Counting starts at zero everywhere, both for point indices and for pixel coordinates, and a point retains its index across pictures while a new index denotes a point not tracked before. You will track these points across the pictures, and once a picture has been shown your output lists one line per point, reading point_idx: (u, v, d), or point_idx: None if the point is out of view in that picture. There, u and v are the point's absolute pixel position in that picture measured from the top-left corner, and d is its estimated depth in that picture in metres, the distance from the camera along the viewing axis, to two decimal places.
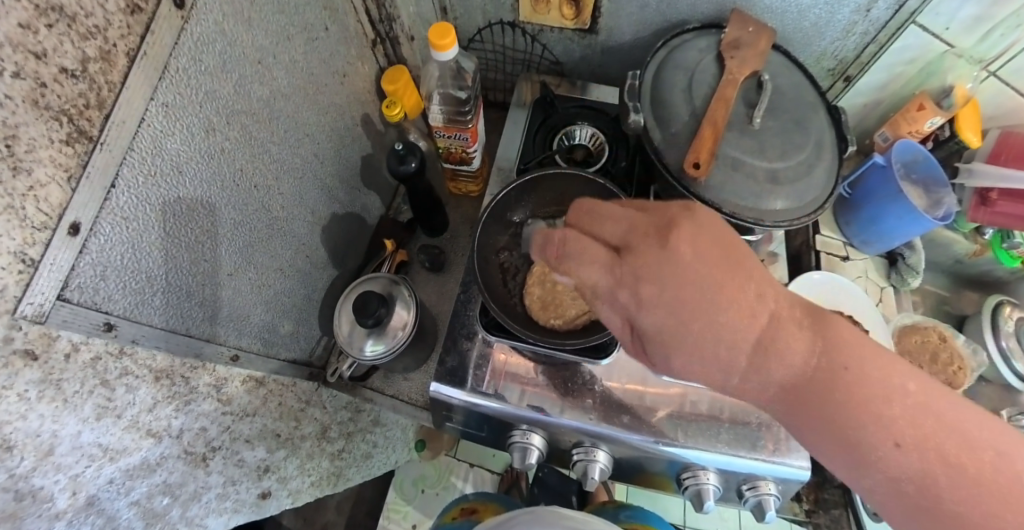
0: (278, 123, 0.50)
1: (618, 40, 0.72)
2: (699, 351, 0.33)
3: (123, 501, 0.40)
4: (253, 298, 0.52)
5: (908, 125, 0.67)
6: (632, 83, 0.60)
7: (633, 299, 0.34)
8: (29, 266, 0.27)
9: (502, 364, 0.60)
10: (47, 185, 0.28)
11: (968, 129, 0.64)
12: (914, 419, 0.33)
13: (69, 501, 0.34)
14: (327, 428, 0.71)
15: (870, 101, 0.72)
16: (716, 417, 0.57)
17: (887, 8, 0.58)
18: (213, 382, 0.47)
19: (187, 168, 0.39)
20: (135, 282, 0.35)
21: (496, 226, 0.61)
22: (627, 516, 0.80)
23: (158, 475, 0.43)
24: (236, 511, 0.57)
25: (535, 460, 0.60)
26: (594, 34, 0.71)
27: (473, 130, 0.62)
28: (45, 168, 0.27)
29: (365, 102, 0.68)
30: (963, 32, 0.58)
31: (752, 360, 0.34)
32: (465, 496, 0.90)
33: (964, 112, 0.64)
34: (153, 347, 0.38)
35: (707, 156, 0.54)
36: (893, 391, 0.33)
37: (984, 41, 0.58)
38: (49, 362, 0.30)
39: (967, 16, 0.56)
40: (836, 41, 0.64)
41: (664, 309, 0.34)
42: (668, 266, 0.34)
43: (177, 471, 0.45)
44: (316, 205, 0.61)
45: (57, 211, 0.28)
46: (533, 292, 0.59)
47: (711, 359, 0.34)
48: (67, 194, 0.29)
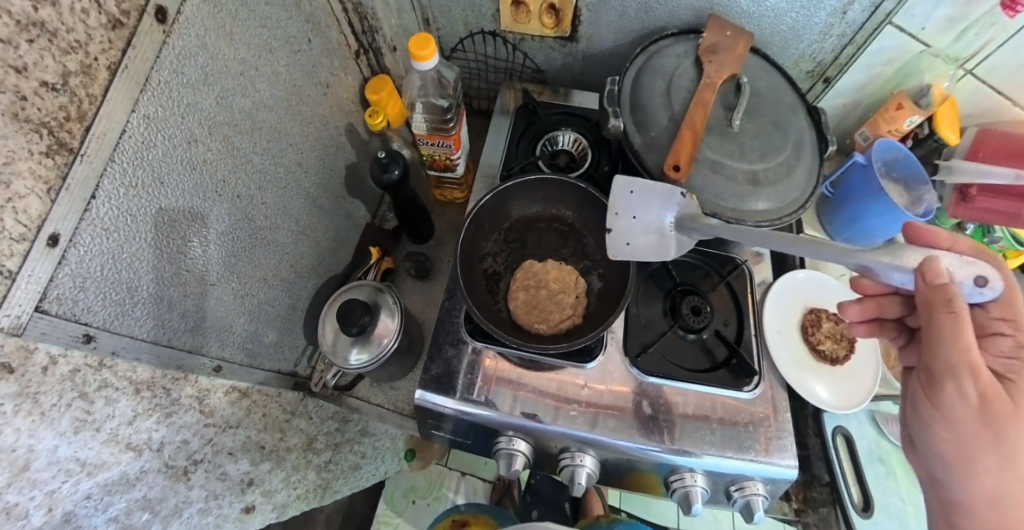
0: (261, 133, 0.50)
1: (598, 48, 0.73)
2: (952, 407, 0.44)
3: (100, 517, 0.39)
4: (236, 308, 0.52)
5: (888, 124, 0.69)
6: (611, 89, 0.60)
7: (960, 330, 0.42)
8: (6, 277, 0.27)
9: (492, 369, 0.60)
10: (26, 196, 0.28)
11: (946, 126, 0.66)
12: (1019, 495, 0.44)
13: (44, 517, 0.34)
14: (314, 439, 0.71)
15: (850, 101, 0.74)
16: (699, 418, 0.59)
17: (862, 10, 0.60)
18: (196, 393, 0.47)
19: (169, 178, 0.38)
20: (116, 293, 0.35)
21: (481, 231, 0.62)
22: None
23: (136, 491, 0.42)
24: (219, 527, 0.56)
25: (520, 468, 0.60)
26: (574, 42, 0.73)
27: (456, 138, 0.62)
28: (24, 181, 0.27)
29: (349, 112, 0.68)
30: (938, 33, 0.61)
31: (994, 434, 0.43)
32: (455, 506, 0.91)
33: (942, 110, 0.66)
34: (133, 359, 0.38)
35: (686, 161, 0.56)
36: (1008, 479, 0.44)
37: (959, 41, 0.61)
38: (26, 375, 0.30)
39: (942, 16, 0.59)
40: (813, 44, 0.67)
41: (947, 365, 0.43)
42: (943, 340, 0.42)
43: (158, 486, 0.44)
44: (300, 214, 0.61)
45: (36, 223, 0.28)
46: (518, 297, 0.60)
47: (1001, 402, 0.43)
48: (46, 206, 0.29)
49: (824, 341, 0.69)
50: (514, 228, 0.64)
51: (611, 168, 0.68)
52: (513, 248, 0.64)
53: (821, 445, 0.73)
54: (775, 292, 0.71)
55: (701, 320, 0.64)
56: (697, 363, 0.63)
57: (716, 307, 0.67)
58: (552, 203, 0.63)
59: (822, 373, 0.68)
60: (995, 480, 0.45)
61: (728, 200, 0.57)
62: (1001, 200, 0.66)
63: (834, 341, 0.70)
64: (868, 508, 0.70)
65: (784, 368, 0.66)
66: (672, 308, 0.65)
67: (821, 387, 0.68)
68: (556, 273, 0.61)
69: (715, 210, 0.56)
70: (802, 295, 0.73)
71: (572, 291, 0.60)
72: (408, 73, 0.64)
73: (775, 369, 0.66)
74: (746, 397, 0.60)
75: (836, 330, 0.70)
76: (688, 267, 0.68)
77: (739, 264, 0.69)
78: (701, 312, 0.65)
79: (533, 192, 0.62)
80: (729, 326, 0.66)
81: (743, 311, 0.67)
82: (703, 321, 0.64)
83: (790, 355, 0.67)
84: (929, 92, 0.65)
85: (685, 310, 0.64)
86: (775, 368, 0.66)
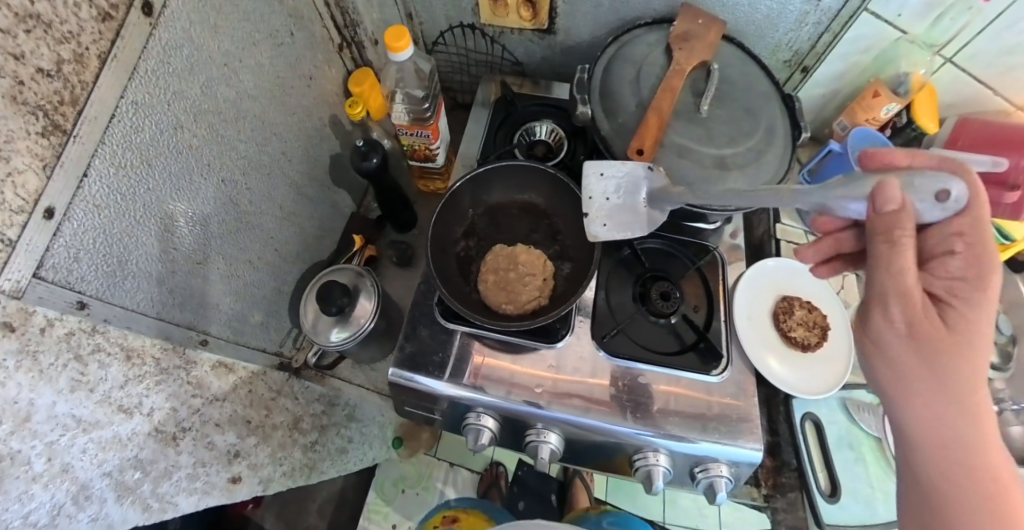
0: (245, 121, 0.53)
1: (576, 41, 0.77)
2: (885, 341, 0.41)
3: (96, 471, 0.42)
4: (223, 287, 0.55)
5: (865, 113, 0.73)
6: (581, 77, 0.64)
7: (898, 253, 0.38)
8: (6, 245, 0.30)
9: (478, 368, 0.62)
10: (24, 172, 0.30)
11: (924, 115, 0.69)
12: (964, 439, 0.40)
13: (45, 466, 0.37)
14: (300, 419, 0.74)
15: (829, 90, 0.78)
16: (665, 395, 0.62)
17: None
18: (185, 365, 0.50)
19: (157, 161, 0.41)
20: (107, 266, 0.38)
21: (455, 216, 0.65)
22: (609, 521, 0.84)
23: (129, 451, 0.45)
24: (206, 495, 0.59)
25: (487, 442, 0.63)
26: (553, 34, 0.76)
27: (433, 127, 0.65)
28: (22, 157, 0.30)
29: (333, 104, 0.72)
30: (913, 20, 0.64)
31: (934, 374, 0.40)
32: (447, 502, 0.98)
33: (920, 97, 0.69)
34: (124, 327, 0.41)
35: (649, 145, 0.59)
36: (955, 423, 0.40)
37: (935, 27, 0.64)
38: (26, 335, 0.33)
39: (916, 4, 0.61)
40: (790, 32, 0.69)
41: (888, 293, 0.39)
42: (877, 267, 0.40)
43: (148, 448, 0.47)
44: (284, 200, 0.64)
45: (33, 197, 0.31)
46: (487, 280, 0.63)
47: (936, 335, 0.39)
48: (42, 182, 0.32)
49: (796, 327, 0.73)
50: (490, 214, 0.67)
51: (586, 158, 0.71)
52: (486, 233, 0.67)
53: (790, 431, 0.74)
54: (749, 278, 0.75)
55: (670, 305, 0.67)
56: (662, 345, 0.66)
57: (686, 293, 0.71)
58: (527, 189, 0.66)
59: (781, 355, 0.71)
60: (936, 421, 0.41)
61: (694, 184, 0.60)
62: (978, 189, 0.68)
63: (806, 328, 0.73)
64: (835, 494, 0.73)
65: (750, 348, 0.69)
66: (643, 292, 0.68)
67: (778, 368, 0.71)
68: (525, 257, 0.64)
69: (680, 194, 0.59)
70: (774, 282, 0.76)
71: (540, 275, 0.63)
72: (387, 65, 0.67)
73: (744, 356, 0.68)
74: (714, 380, 0.64)
75: (808, 317, 0.74)
76: (658, 254, 0.71)
77: (713, 252, 0.72)
78: (670, 297, 0.68)
79: (505, 179, 0.66)
80: (699, 311, 0.70)
81: (713, 297, 0.70)
82: (672, 305, 0.67)
83: (758, 338, 0.71)
84: (907, 80, 0.69)
85: (654, 295, 0.67)
86: (744, 356, 0.68)
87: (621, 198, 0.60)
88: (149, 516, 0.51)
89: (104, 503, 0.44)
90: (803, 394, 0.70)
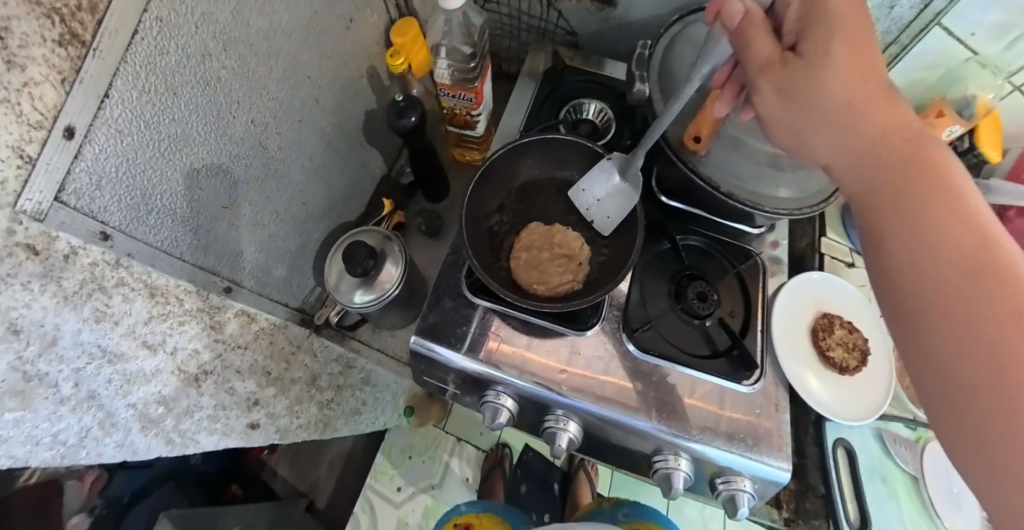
0: (278, 60, 0.51)
1: (633, 17, 0.72)
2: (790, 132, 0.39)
3: (121, 401, 0.43)
4: (248, 235, 0.54)
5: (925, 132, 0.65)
6: (640, 53, 0.61)
7: (764, 70, 0.38)
8: (26, 163, 0.29)
9: (493, 353, 0.59)
10: (41, 84, 0.28)
11: (986, 143, 0.64)
12: (921, 251, 0.32)
13: (71, 391, 0.38)
14: (318, 377, 0.73)
15: None
16: (695, 400, 0.59)
17: (910, 6, 0.59)
18: (208, 309, 0.49)
19: (182, 91, 0.39)
20: (130, 198, 0.37)
21: (491, 187, 0.62)
22: (624, 514, 0.85)
23: (153, 386, 0.46)
24: (225, 436, 0.60)
25: (504, 422, 0.61)
26: (611, 7, 0.71)
27: (478, 90, 0.62)
28: (39, 68, 0.28)
29: (371, 54, 0.69)
30: (986, 40, 0.59)
31: (891, 194, 0.34)
32: (457, 509, 1.00)
33: (983, 124, 0.64)
34: (147, 264, 0.40)
35: (707, 133, 0.55)
36: (926, 238, 0.32)
37: (1009, 49, 0.59)
38: (50, 260, 0.32)
39: (993, 22, 0.57)
40: None
41: (785, 112, 0.38)
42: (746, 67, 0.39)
43: (171, 386, 0.48)
44: (314, 152, 0.62)
45: (52, 114, 0.29)
46: (519, 257, 0.60)
47: (798, 85, 0.37)
48: (61, 97, 0.30)
49: (835, 348, 0.68)
50: (528, 188, 0.64)
51: (632, 142, 0.67)
52: (522, 209, 0.64)
53: (819, 455, 0.70)
54: (787, 291, 0.70)
55: (706, 307, 0.63)
56: (695, 347, 0.62)
57: (723, 295, 0.66)
58: (568, 167, 0.63)
59: (821, 372, 0.67)
60: (900, 235, 0.33)
61: (746, 183, 0.56)
62: None
63: (845, 349, 0.69)
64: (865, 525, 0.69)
65: (786, 363, 0.65)
66: (677, 290, 0.64)
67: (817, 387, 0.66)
68: (561, 237, 0.61)
69: (729, 190, 0.56)
70: (814, 297, 0.72)
71: (575, 259, 0.60)
72: (433, 13, 0.62)
73: (778, 370, 0.64)
74: (744, 390, 0.60)
75: (847, 338, 0.70)
76: (698, 252, 0.67)
77: (753, 256, 0.67)
78: (708, 298, 0.64)
79: (546, 151, 0.62)
80: (734, 317, 0.65)
81: (750, 303, 0.66)
82: (708, 307, 0.63)
83: (794, 353, 0.66)
84: (972, 103, 0.62)
85: (691, 295, 0.63)
86: (778, 369, 0.64)
87: (607, 189, 0.57)
88: (171, 449, 0.53)
89: (128, 432, 0.46)
90: (842, 420, 0.66)
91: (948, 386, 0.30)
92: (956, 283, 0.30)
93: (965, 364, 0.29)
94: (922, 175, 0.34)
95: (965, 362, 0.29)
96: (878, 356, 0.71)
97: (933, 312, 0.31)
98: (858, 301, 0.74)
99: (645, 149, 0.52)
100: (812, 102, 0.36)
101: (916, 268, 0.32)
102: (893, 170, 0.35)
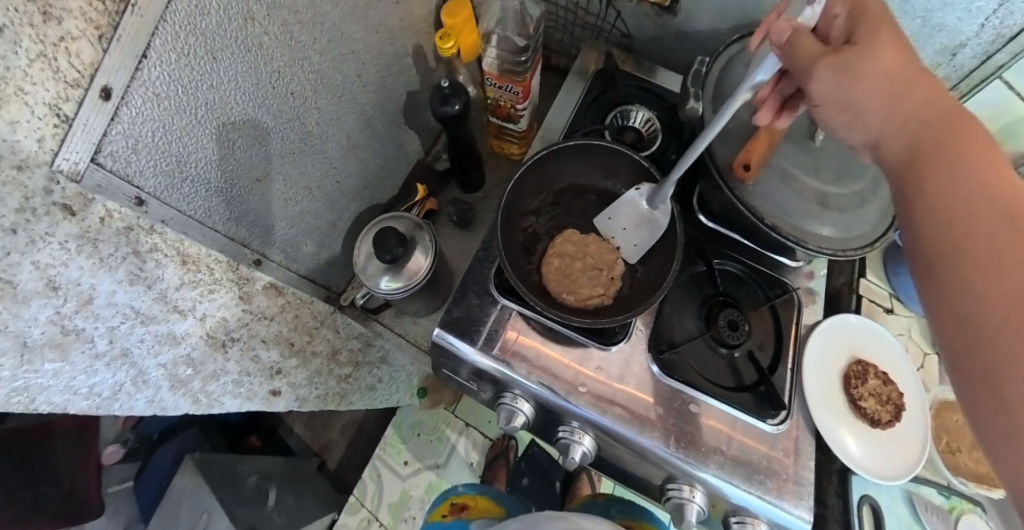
0: (322, 29, 0.50)
1: (694, 26, 0.70)
2: (835, 112, 0.38)
3: (152, 360, 0.47)
4: (280, 210, 0.54)
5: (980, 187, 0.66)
6: (697, 70, 0.56)
7: (819, 59, 0.37)
8: (64, 122, 0.29)
9: (511, 343, 0.58)
10: (78, 39, 0.28)
11: None
12: (959, 209, 0.32)
13: (105, 347, 0.42)
14: (338, 351, 0.75)
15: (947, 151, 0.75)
16: (714, 434, 0.56)
17: (973, 56, 0.63)
18: (236, 279, 0.51)
19: (222, 56, 0.39)
20: (166, 164, 0.38)
21: (529, 187, 0.60)
22: (617, 510, 0.82)
23: (182, 348, 0.49)
24: (247, 400, 0.63)
25: (519, 425, 0.60)
26: (671, 14, 0.69)
27: (525, 85, 0.60)
28: (76, 21, 0.28)
29: (418, 32, 0.68)
30: None
31: (932, 163, 0.34)
32: (455, 488, 0.96)
33: None
34: (180, 231, 0.41)
35: (758, 161, 0.52)
36: (962, 195, 0.32)
37: None
38: (86, 222, 0.33)
39: None
40: None
41: (837, 97, 0.37)
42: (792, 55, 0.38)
43: (199, 349, 0.51)
44: (352, 131, 0.62)
45: (89, 71, 0.29)
46: (551, 262, 0.58)
47: (846, 65, 0.37)
48: (98, 55, 0.30)
49: (868, 398, 0.64)
50: (567, 191, 0.62)
51: (677, 157, 0.64)
52: (560, 212, 0.62)
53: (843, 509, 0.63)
54: (821, 331, 0.65)
55: (737, 337, 0.60)
56: (721, 379, 0.59)
57: (755, 328, 0.63)
58: (606, 175, 0.61)
59: (855, 426, 0.62)
60: (939, 187, 0.33)
61: (791, 217, 0.52)
62: None
63: (878, 401, 0.64)
64: None
65: (818, 411, 0.60)
66: (706, 316, 0.61)
67: (851, 440, 0.62)
68: (596, 248, 0.58)
69: (775, 223, 0.52)
70: (852, 341, 0.67)
71: (607, 272, 0.57)
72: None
73: (807, 412, 0.61)
74: (767, 429, 0.57)
75: (882, 390, 0.65)
76: (734, 279, 0.63)
77: (789, 290, 0.63)
78: (738, 327, 0.60)
79: (588, 156, 0.60)
80: (764, 351, 0.61)
81: (781, 339, 0.62)
82: (738, 338, 0.60)
83: (824, 401, 0.62)
84: None
85: (721, 322, 0.60)
86: (805, 409, 0.61)
87: (631, 217, 0.58)
88: (197, 407, 0.57)
89: (158, 389, 0.51)
90: (880, 479, 0.61)
91: (963, 338, 0.29)
92: (992, 235, 0.29)
93: (986, 313, 0.28)
94: (957, 143, 0.34)
95: (986, 314, 0.28)
96: (916, 412, 0.67)
97: (961, 266, 0.30)
98: (895, 350, 0.70)
99: (679, 172, 0.50)
100: (859, 85, 0.37)
101: (954, 225, 0.31)
102: (931, 141, 0.35)
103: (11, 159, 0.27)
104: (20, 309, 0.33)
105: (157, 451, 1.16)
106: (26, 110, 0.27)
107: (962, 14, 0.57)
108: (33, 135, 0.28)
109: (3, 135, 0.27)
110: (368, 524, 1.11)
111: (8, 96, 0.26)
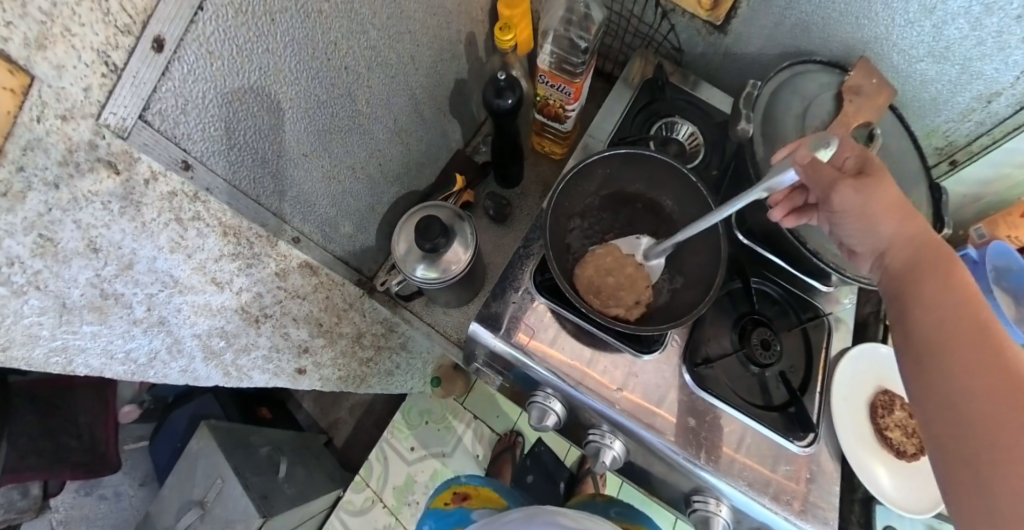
0: (383, 4, 0.48)
1: (744, 48, 0.67)
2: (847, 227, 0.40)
3: (187, 330, 0.48)
4: (322, 189, 0.53)
5: (1009, 230, 0.65)
6: (749, 92, 0.55)
7: (841, 179, 0.39)
8: (112, 72, 0.28)
9: (524, 343, 0.56)
10: None
11: None
12: (957, 340, 0.32)
13: (144, 314, 0.42)
14: (363, 335, 0.75)
15: (972, 194, 0.72)
16: (742, 455, 0.54)
17: (1007, 105, 0.57)
18: (275, 255, 0.51)
19: (279, 18, 0.37)
20: (215, 129, 0.37)
21: (580, 190, 0.58)
22: (615, 512, 0.80)
23: (217, 320, 0.50)
24: (275, 376, 0.64)
25: (549, 425, 0.58)
26: (722, 33, 0.66)
27: (578, 86, 0.58)
28: None
29: (475, 21, 0.67)
30: None
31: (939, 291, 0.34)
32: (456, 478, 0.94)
33: None
34: (224, 202, 0.41)
35: None
36: (953, 323, 0.33)
37: None
38: (130, 182, 0.33)
39: None
40: (950, 122, 0.63)
41: (855, 213, 0.39)
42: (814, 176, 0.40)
43: (234, 323, 0.52)
44: (400, 114, 0.61)
45: (141, 18, 0.28)
46: (586, 270, 0.54)
47: (865, 186, 0.39)
48: (152, 1, 0.28)
49: (893, 430, 0.60)
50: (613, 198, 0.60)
51: (720, 172, 0.63)
52: (602, 219, 0.60)
53: None
54: (853, 355, 0.62)
55: (770, 356, 0.56)
56: (751, 396, 0.57)
57: (789, 349, 0.60)
58: (652, 185, 0.59)
59: (886, 456, 0.60)
60: (935, 313, 0.34)
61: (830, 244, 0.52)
62: None
63: (904, 433, 0.60)
64: None
65: (849, 441, 0.58)
66: (740, 333, 0.58)
67: (883, 472, 0.59)
68: (631, 272, 0.55)
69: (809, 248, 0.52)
70: (880, 369, 0.63)
71: (634, 295, 0.54)
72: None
73: (834, 435, 0.58)
74: (794, 449, 0.54)
75: (910, 422, 0.61)
76: (769, 300, 0.61)
77: (821, 314, 0.60)
78: (772, 347, 0.57)
79: (636, 163, 0.57)
80: (795, 372, 0.59)
81: (815, 361, 0.59)
82: (772, 357, 0.56)
83: (855, 431, 0.59)
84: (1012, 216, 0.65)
85: (754, 340, 0.56)
86: (832, 432, 0.58)
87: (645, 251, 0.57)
88: (228, 379, 0.59)
89: (191, 359, 0.51)
90: (912, 512, 0.59)
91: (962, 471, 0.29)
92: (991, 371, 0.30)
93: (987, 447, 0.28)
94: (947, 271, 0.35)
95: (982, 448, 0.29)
96: None
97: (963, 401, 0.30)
98: None
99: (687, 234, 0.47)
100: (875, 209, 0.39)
101: (953, 356, 0.32)
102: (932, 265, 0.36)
103: (57, 107, 0.27)
104: (62, 269, 0.34)
105: (173, 412, 1.19)
106: (74, 53, 0.26)
107: (999, 66, 0.53)
108: (80, 83, 0.27)
109: (49, 80, 0.26)
110: (374, 503, 1.13)
111: (56, 36, 0.25)
